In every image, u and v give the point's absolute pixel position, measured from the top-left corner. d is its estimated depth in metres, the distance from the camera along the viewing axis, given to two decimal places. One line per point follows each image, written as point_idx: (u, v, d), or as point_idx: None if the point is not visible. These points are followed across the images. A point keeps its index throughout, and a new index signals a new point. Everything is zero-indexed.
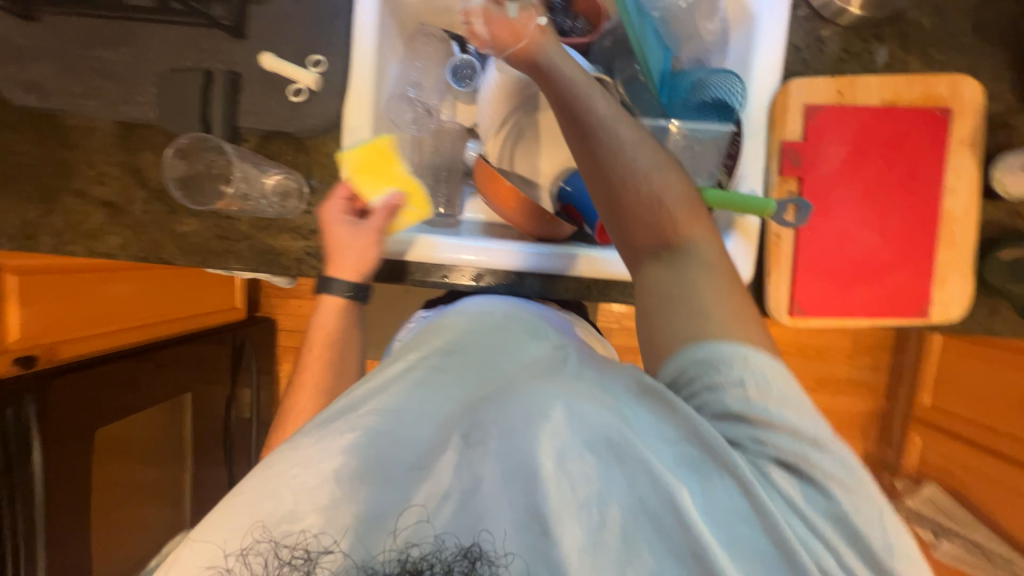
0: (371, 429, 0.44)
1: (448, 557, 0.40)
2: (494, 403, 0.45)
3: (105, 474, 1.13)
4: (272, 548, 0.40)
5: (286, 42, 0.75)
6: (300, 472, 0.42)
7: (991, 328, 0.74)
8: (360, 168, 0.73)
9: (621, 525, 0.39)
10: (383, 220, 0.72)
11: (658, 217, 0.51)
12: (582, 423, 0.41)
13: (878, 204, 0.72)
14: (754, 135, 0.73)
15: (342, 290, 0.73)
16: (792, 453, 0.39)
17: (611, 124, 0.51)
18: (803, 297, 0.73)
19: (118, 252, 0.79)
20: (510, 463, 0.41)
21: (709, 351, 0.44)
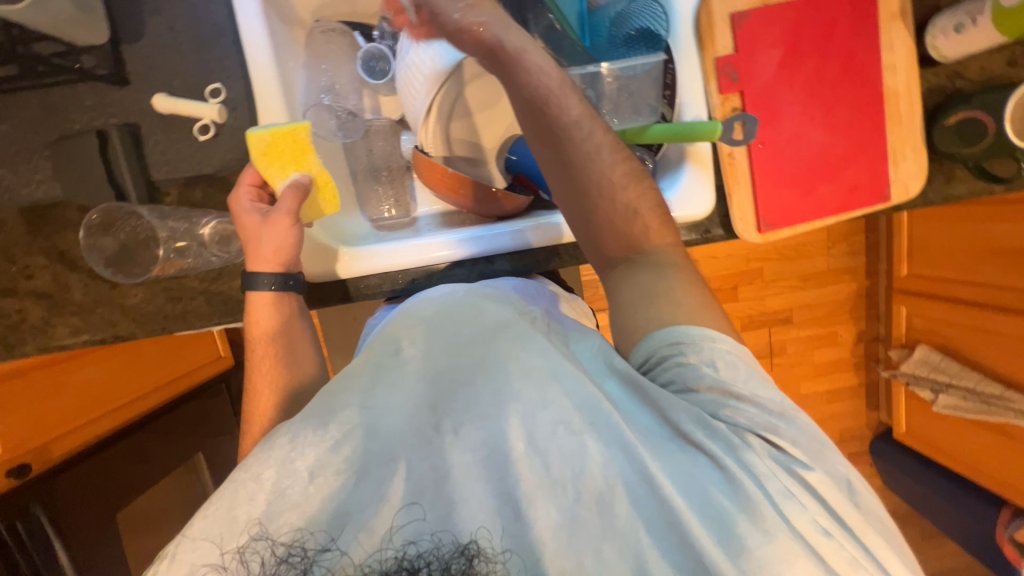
0: (349, 427, 0.46)
1: (446, 554, 0.42)
2: (467, 390, 0.50)
3: (141, 546, 1.19)
4: (270, 545, 0.42)
5: (175, 77, 0.68)
6: (276, 471, 0.44)
7: (951, 193, 0.75)
8: (266, 151, 0.66)
9: (598, 496, 0.44)
10: (294, 203, 0.65)
11: (632, 228, 0.58)
12: (560, 400, 0.47)
13: (823, 100, 0.71)
14: (685, 57, 0.71)
15: (266, 282, 0.65)
16: (762, 421, 0.48)
17: (582, 121, 0.58)
18: (768, 211, 0.73)
19: (72, 341, 0.75)
20: (486, 448, 0.46)
21: (682, 335, 0.51)
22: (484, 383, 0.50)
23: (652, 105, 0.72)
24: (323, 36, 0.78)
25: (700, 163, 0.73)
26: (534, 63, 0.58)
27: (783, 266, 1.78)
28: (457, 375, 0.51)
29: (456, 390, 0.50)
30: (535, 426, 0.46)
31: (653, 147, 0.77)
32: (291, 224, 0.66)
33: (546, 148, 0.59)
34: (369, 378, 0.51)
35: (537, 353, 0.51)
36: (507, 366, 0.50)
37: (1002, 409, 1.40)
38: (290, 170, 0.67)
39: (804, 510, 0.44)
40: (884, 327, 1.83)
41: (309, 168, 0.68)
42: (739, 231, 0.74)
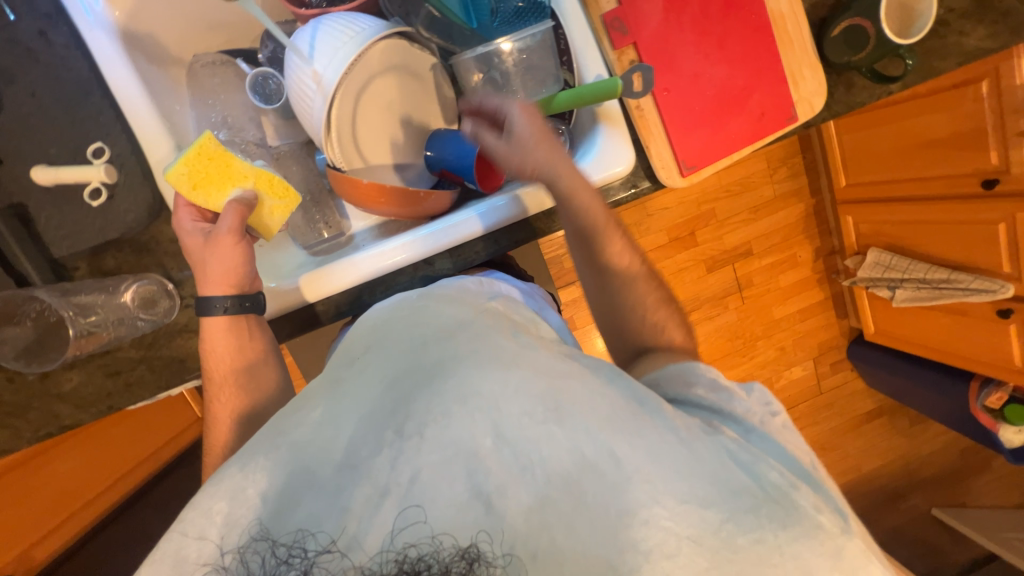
0: (309, 450, 0.49)
1: (446, 556, 0.40)
2: (427, 390, 0.49)
3: None
4: (269, 546, 0.43)
5: (52, 145, 0.64)
6: (227, 504, 0.46)
7: (854, 101, 0.78)
8: (194, 182, 0.64)
9: (564, 478, 0.43)
10: (237, 219, 0.64)
11: (633, 317, 0.68)
12: (518, 388, 0.47)
13: (714, 36, 0.72)
14: (573, 21, 0.70)
15: (220, 305, 0.64)
16: (741, 416, 0.50)
17: (601, 233, 0.66)
18: (687, 155, 0.74)
19: (15, 443, 0.70)
20: (448, 447, 0.44)
21: (684, 371, 0.57)
22: (447, 380, 0.49)
23: (554, 74, 0.72)
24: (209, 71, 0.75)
25: (612, 122, 0.73)
26: (565, 188, 0.65)
27: (732, 203, 1.82)
28: (418, 377, 0.51)
29: (415, 392, 0.49)
30: (497, 418, 0.45)
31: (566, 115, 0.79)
32: (235, 242, 0.65)
33: (582, 252, 0.69)
34: (332, 397, 0.53)
35: (493, 348, 0.52)
36: (464, 362, 0.50)
37: (953, 291, 1.49)
38: (227, 188, 0.66)
39: (769, 467, 0.45)
40: (838, 240, 1.91)
41: (244, 178, 0.66)
42: (664, 180, 0.75)
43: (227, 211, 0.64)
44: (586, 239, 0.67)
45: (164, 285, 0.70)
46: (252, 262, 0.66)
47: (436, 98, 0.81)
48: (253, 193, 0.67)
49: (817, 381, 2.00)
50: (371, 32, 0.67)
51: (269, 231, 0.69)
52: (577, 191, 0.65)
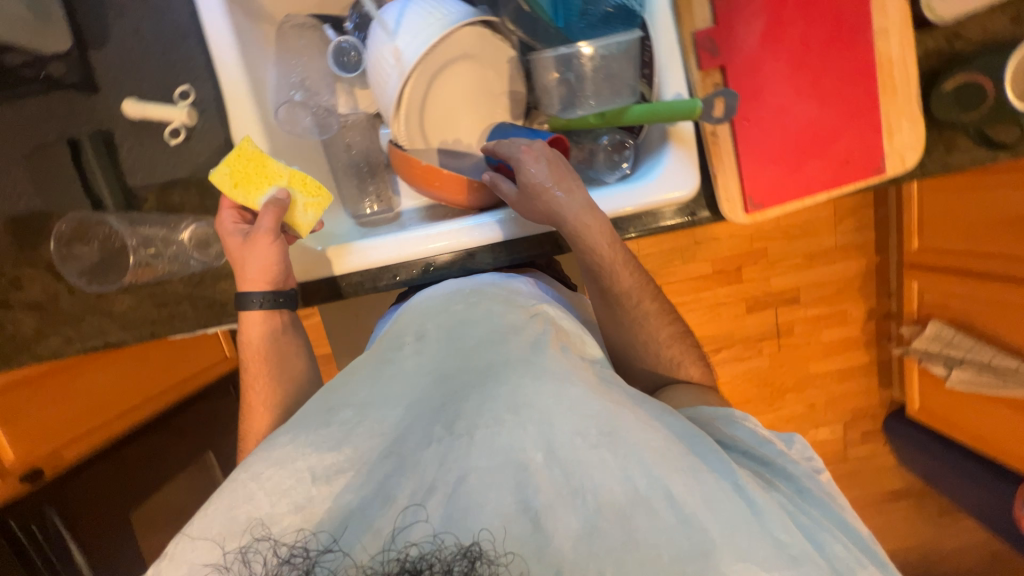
0: (352, 432, 0.50)
1: (448, 557, 0.42)
2: (478, 393, 0.52)
3: (154, 545, 1.25)
4: (272, 547, 0.44)
5: (145, 81, 0.68)
6: (275, 470, 0.47)
7: (953, 163, 0.72)
8: (236, 181, 0.66)
9: (615, 509, 0.46)
10: (272, 220, 0.65)
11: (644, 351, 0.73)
12: (577, 408, 0.50)
13: (809, 71, 0.67)
14: (662, 34, 0.67)
15: (257, 300, 0.67)
16: (775, 459, 0.57)
17: (618, 281, 0.70)
18: (755, 190, 0.70)
19: (65, 349, 0.76)
20: (499, 455, 0.47)
21: (727, 414, 0.62)
22: (495, 388, 0.52)
23: (631, 86, 0.70)
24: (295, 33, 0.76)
25: (683, 142, 0.70)
26: (590, 246, 0.67)
27: (788, 245, 1.73)
28: (464, 381, 0.54)
29: (464, 393, 0.52)
30: (551, 435, 0.48)
31: (635, 129, 0.76)
32: (271, 241, 0.66)
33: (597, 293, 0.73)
34: (380, 383, 0.55)
35: (549, 365, 0.54)
36: (516, 375, 0.53)
37: (1017, 384, 1.35)
38: (264, 187, 0.67)
39: (829, 542, 0.49)
40: (896, 304, 1.79)
41: (280, 179, 0.67)
42: (725, 213, 0.72)
43: (262, 211, 0.65)
44: (604, 288, 0.71)
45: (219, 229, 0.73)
46: (286, 259, 0.68)
47: (507, 90, 0.79)
48: (288, 193, 0.67)
49: (843, 446, 1.90)
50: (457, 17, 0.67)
51: (300, 227, 0.68)
52: (604, 246, 0.67)
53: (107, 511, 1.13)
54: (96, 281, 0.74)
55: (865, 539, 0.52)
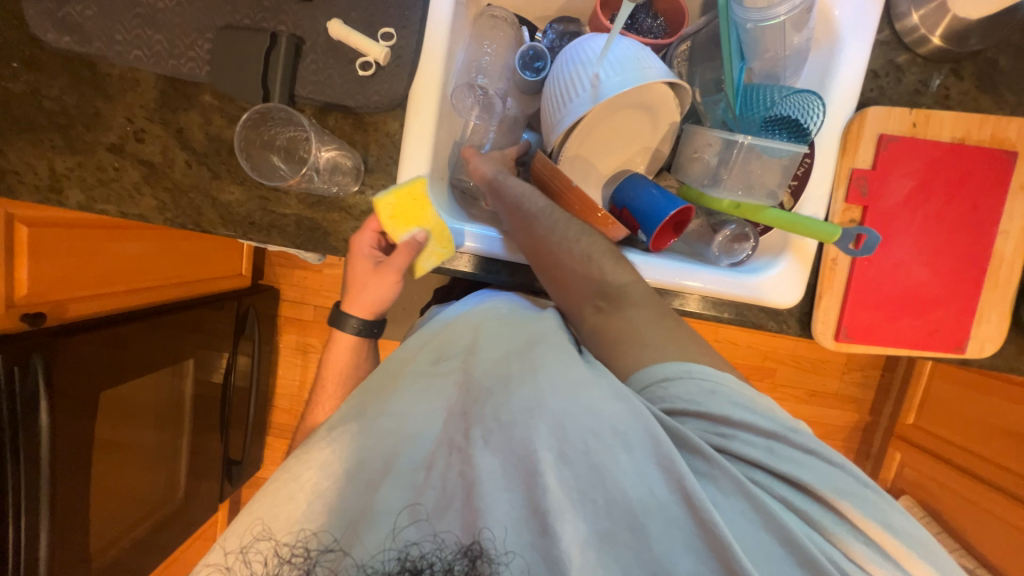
0: (380, 432, 0.57)
1: (449, 555, 0.51)
2: (493, 400, 0.57)
3: (107, 434, 1.15)
4: (273, 547, 0.52)
5: (356, 9, 0.69)
6: (314, 475, 0.55)
7: (1017, 366, 0.78)
8: (394, 214, 0.69)
9: (630, 517, 0.50)
10: (404, 260, 0.72)
11: (590, 270, 0.69)
12: (589, 410, 0.55)
13: (934, 240, 0.73)
14: (823, 159, 0.73)
15: (353, 325, 0.79)
16: (772, 452, 0.54)
17: (548, 216, 0.72)
18: (851, 324, 0.74)
19: (152, 214, 0.75)
20: (512, 457, 0.53)
21: (704, 374, 0.59)
22: (514, 388, 0.58)
23: (773, 191, 0.74)
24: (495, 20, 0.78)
25: (799, 258, 0.74)
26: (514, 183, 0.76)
27: (797, 376, 1.80)
28: (487, 387, 0.59)
29: (483, 399, 0.58)
30: (563, 439, 0.53)
31: (758, 227, 0.80)
32: (397, 277, 0.75)
33: (521, 242, 0.73)
34: (407, 391, 0.60)
35: (570, 369, 0.59)
36: (535, 378, 0.58)
37: None
38: (412, 225, 0.70)
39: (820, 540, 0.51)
40: (871, 466, 1.84)
41: (430, 225, 0.71)
42: (815, 333, 0.76)
43: (401, 250, 0.70)
44: (526, 223, 0.72)
45: (356, 164, 0.74)
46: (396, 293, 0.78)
47: (652, 146, 0.83)
48: (426, 237, 0.71)
49: None
50: (659, 72, 0.72)
51: (418, 270, 0.73)
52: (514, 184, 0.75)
53: (84, 385, 1.04)
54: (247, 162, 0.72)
55: (869, 503, 0.53)
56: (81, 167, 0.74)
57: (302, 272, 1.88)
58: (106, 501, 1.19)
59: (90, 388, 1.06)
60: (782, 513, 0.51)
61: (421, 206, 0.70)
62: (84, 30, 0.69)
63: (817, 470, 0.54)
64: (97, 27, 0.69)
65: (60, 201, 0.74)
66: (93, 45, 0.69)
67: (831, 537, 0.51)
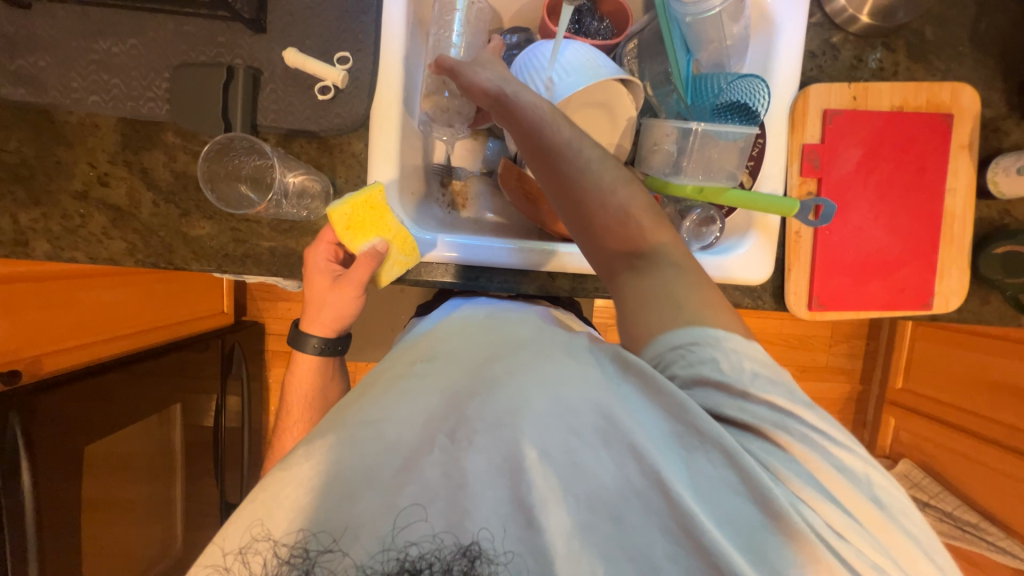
0: (358, 443, 0.51)
1: (448, 556, 0.47)
2: (477, 400, 0.53)
3: (95, 489, 1.11)
4: (272, 547, 0.48)
5: (310, 36, 0.71)
6: (291, 491, 0.50)
7: (983, 316, 0.81)
8: (349, 224, 0.69)
9: (609, 506, 0.48)
10: (365, 271, 0.71)
11: (626, 230, 0.60)
12: (566, 408, 0.50)
13: (889, 204, 0.76)
14: (776, 137, 0.76)
15: (315, 344, 0.78)
16: (769, 425, 0.49)
17: (576, 147, 0.62)
18: (821, 292, 0.77)
19: (122, 257, 0.75)
20: (496, 459, 0.49)
21: (693, 342, 0.52)
22: (498, 389, 0.53)
23: (732, 172, 0.76)
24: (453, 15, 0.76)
25: (764, 236, 0.77)
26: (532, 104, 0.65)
27: (786, 353, 1.83)
28: (470, 389, 0.54)
29: (467, 401, 0.53)
30: (547, 438, 0.49)
31: (724, 209, 0.82)
32: (358, 293, 0.75)
33: (549, 191, 0.64)
34: (388, 398, 0.56)
35: (549, 365, 0.54)
36: (515, 378, 0.53)
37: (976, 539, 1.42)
38: (371, 235, 0.70)
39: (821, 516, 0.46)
40: (868, 435, 1.87)
41: (389, 234, 0.70)
42: (789, 305, 0.78)
43: (361, 261, 0.70)
44: (558, 174, 0.62)
45: (325, 187, 0.75)
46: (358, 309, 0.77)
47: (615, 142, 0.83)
48: (387, 246, 0.71)
49: None
50: (607, 69, 0.75)
51: (383, 279, 0.74)
52: (550, 121, 0.63)
53: (65, 441, 1.01)
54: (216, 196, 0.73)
55: (847, 466, 0.48)
56: (45, 217, 0.73)
57: (286, 303, 1.87)
58: (99, 560, 1.14)
59: (73, 443, 1.03)
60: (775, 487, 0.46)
61: (379, 214, 0.70)
62: (39, 80, 0.69)
63: (810, 435, 0.49)
64: (52, 77, 0.69)
65: (26, 252, 0.73)
66: (49, 95, 0.69)
67: (818, 511, 0.46)
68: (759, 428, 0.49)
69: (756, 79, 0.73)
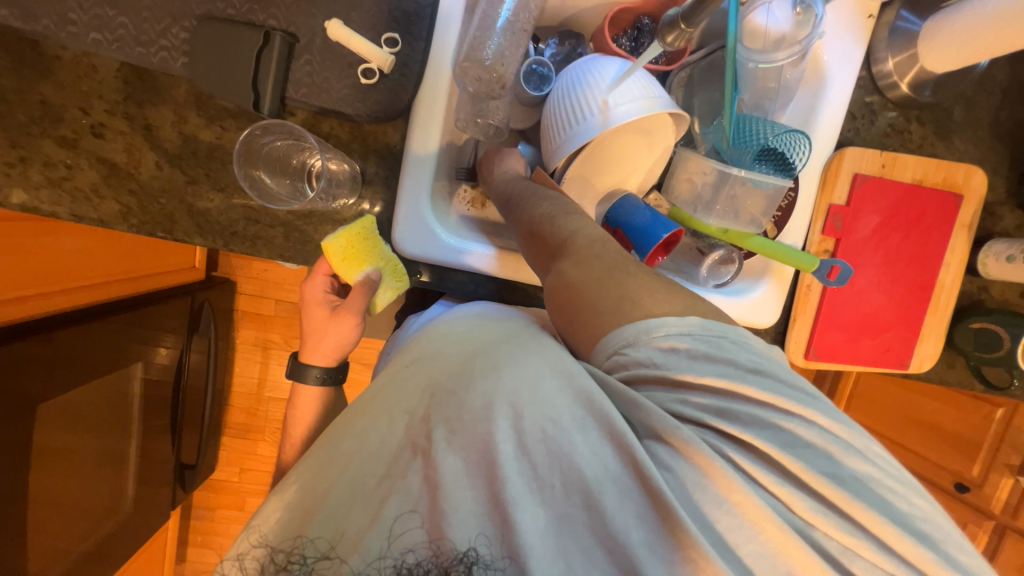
0: (346, 453, 0.56)
1: (426, 555, 0.48)
2: (454, 398, 0.55)
3: (48, 445, 1.04)
4: (269, 552, 0.53)
5: (356, 8, 0.64)
6: (288, 508, 0.56)
7: (945, 378, 0.90)
8: (344, 255, 0.68)
9: (585, 494, 0.49)
10: (360, 300, 0.69)
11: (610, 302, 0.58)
12: (539, 401, 0.52)
13: (892, 271, 0.81)
14: (806, 192, 0.78)
15: (316, 376, 0.74)
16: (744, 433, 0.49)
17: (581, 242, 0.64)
18: (819, 344, 0.82)
19: (115, 220, 0.67)
20: (470, 454, 0.51)
21: (638, 352, 0.54)
22: (472, 385, 0.55)
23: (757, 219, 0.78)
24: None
25: (778, 280, 0.81)
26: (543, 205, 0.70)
27: None
28: (450, 387, 0.56)
29: (443, 400, 0.55)
30: (522, 427, 0.51)
31: (744, 250, 0.84)
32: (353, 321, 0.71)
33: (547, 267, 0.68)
34: (375, 406, 0.59)
35: (519, 364, 0.56)
36: (496, 375, 0.55)
37: None
38: (364, 265, 0.69)
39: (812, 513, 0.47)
40: None
41: (382, 261, 0.70)
42: (788, 351, 0.83)
43: (356, 290, 0.68)
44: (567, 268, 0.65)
45: (354, 175, 0.70)
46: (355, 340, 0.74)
47: (648, 166, 0.85)
48: (380, 275, 0.69)
49: None
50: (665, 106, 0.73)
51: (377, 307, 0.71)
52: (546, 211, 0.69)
53: (14, 399, 0.92)
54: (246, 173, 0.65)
55: (832, 464, 0.48)
56: (24, 163, 0.64)
57: (262, 264, 1.76)
58: (45, 518, 1.08)
59: (26, 399, 0.94)
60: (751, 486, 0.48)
61: (370, 244, 0.70)
62: (28, 3, 0.59)
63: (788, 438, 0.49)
64: (44, 2, 0.59)
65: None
66: (41, 24, 0.59)
67: (806, 513, 0.47)
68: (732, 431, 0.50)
69: (800, 134, 0.74)
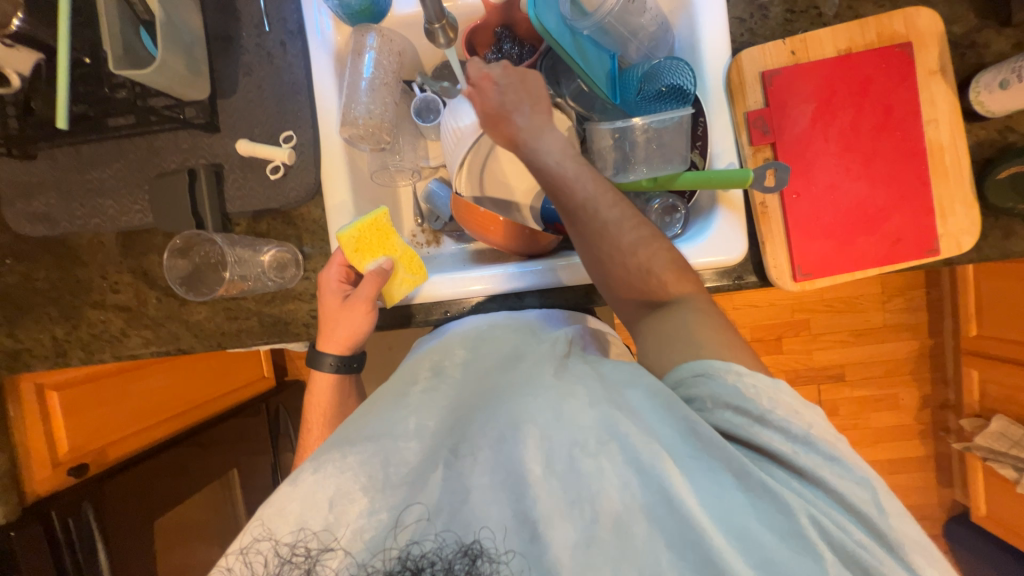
0: (363, 452, 0.46)
1: (448, 554, 0.42)
2: (484, 412, 0.50)
3: (167, 558, 1.19)
4: (273, 547, 0.42)
5: (256, 126, 0.78)
6: (302, 504, 0.43)
7: (1007, 249, 0.72)
8: (358, 246, 0.74)
9: (615, 518, 0.43)
10: (373, 288, 0.73)
11: (647, 286, 0.62)
12: (570, 422, 0.47)
13: (860, 153, 0.71)
14: (717, 110, 0.73)
15: (331, 363, 0.76)
16: (782, 447, 0.47)
17: (591, 199, 0.62)
18: (803, 259, 0.72)
19: (142, 350, 0.84)
20: (501, 472, 0.45)
21: (708, 368, 0.51)
22: (500, 402, 0.51)
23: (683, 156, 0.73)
24: (364, 53, 0.76)
25: (732, 207, 0.73)
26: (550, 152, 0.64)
27: (834, 320, 1.66)
28: (474, 403, 0.52)
29: (472, 415, 0.50)
30: (549, 447, 0.46)
31: (686, 194, 0.79)
32: (367, 309, 0.74)
33: (582, 250, 0.65)
34: (394, 406, 0.53)
35: (551, 381, 0.53)
36: (526, 394, 0.51)
37: None
38: (376, 255, 0.75)
39: (850, 534, 0.43)
40: (953, 393, 1.65)
41: (394, 253, 0.76)
42: (773, 280, 0.74)
43: (368, 279, 0.73)
44: (580, 228, 0.63)
45: (296, 255, 0.81)
46: (370, 328, 0.76)
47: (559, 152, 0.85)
48: (393, 265, 0.75)
49: None
50: None
51: (392, 298, 0.76)
52: (557, 165, 0.63)
53: (142, 518, 1.09)
54: (187, 287, 0.78)
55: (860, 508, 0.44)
56: (76, 329, 0.85)
57: None
58: None
59: (145, 518, 1.11)
60: (789, 496, 0.44)
61: (383, 235, 0.76)
62: (51, 216, 0.81)
63: (828, 459, 0.46)
64: (60, 211, 0.81)
65: (67, 363, 0.85)
66: (61, 227, 0.81)
67: (852, 533, 0.43)
68: (776, 448, 0.47)
69: (678, 61, 0.72)
